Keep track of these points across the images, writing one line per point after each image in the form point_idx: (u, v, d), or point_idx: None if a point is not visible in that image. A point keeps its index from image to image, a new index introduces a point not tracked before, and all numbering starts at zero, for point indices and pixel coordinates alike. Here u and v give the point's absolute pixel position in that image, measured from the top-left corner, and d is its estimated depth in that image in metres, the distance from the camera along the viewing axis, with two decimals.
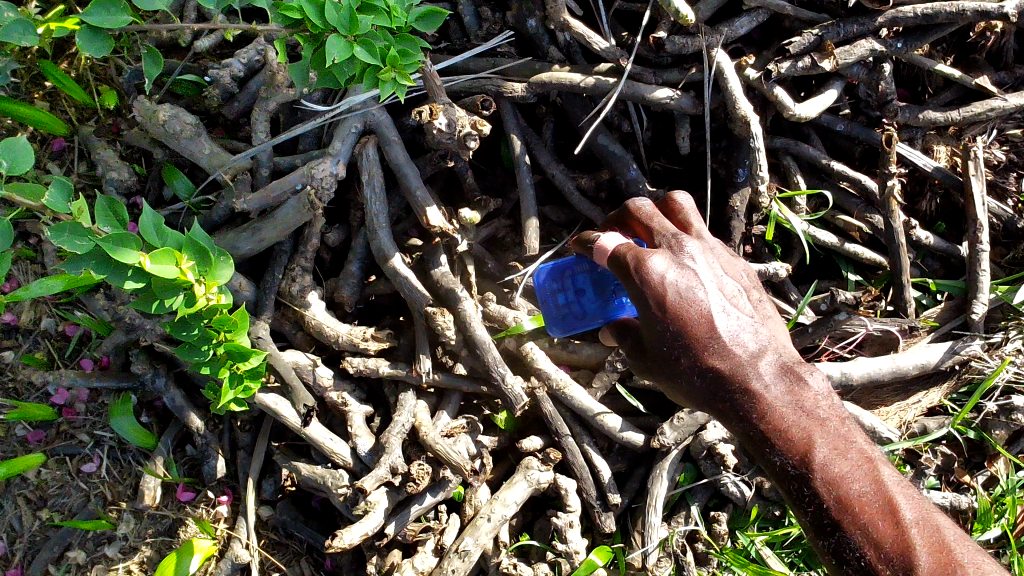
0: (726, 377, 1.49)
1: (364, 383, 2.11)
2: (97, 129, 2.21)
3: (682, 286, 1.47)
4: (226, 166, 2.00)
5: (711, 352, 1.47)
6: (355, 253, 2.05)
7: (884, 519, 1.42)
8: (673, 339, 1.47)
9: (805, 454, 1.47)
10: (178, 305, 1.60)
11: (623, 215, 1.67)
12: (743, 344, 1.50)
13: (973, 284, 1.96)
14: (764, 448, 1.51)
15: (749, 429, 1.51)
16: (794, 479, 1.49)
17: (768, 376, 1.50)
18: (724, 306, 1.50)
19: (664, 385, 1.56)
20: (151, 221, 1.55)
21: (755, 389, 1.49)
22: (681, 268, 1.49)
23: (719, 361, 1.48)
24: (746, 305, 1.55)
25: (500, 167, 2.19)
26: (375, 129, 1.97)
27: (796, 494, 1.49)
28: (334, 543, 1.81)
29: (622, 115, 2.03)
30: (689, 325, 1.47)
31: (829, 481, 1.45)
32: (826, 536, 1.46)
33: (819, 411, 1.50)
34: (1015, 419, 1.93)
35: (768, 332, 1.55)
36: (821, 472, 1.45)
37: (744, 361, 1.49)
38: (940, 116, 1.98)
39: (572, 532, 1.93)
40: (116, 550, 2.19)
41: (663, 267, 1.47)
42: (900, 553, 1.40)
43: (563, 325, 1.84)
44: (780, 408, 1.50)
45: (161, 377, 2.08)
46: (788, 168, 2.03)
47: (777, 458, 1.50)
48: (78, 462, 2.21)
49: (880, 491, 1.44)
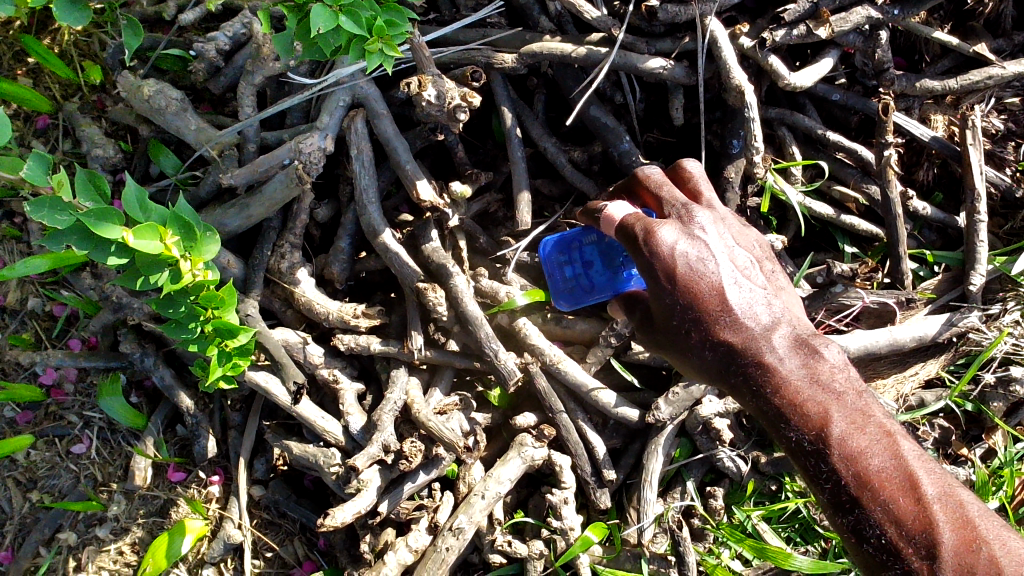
0: (738, 350, 1.47)
1: (356, 360, 2.08)
2: (81, 106, 2.17)
3: (693, 257, 1.46)
4: (212, 141, 1.96)
5: (723, 325, 1.45)
6: (345, 229, 2.02)
7: (905, 495, 1.39)
8: (684, 313, 1.46)
9: (821, 429, 1.43)
10: (164, 282, 1.57)
11: (631, 183, 1.67)
12: (755, 317, 1.47)
13: (971, 255, 1.94)
14: (779, 424, 1.48)
15: (763, 405, 1.48)
16: (811, 455, 1.45)
17: (782, 350, 1.47)
18: (736, 279, 1.48)
19: (675, 361, 1.54)
20: (136, 196, 1.53)
21: (769, 362, 1.46)
22: (692, 239, 1.47)
23: (730, 334, 1.46)
24: (758, 276, 1.52)
25: (492, 140, 2.15)
26: (364, 103, 1.93)
27: (812, 471, 1.45)
28: (326, 521, 1.81)
29: (615, 86, 2.00)
30: (700, 298, 1.45)
31: (847, 456, 1.42)
32: (844, 514, 1.43)
33: (834, 384, 1.46)
34: (1013, 390, 1.89)
35: (780, 304, 1.51)
36: (838, 448, 1.42)
37: (756, 334, 1.47)
38: (937, 85, 1.95)
39: (566, 508, 1.92)
40: (107, 532, 2.16)
41: (673, 238, 1.46)
42: (922, 529, 1.37)
43: (570, 298, 1.92)
44: (794, 381, 1.46)
45: (150, 356, 2.05)
46: (783, 139, 1.99)
47: (792, 433, 1.47)
48: (67, 443, 2.18)
49: (901, 466, 1.40)
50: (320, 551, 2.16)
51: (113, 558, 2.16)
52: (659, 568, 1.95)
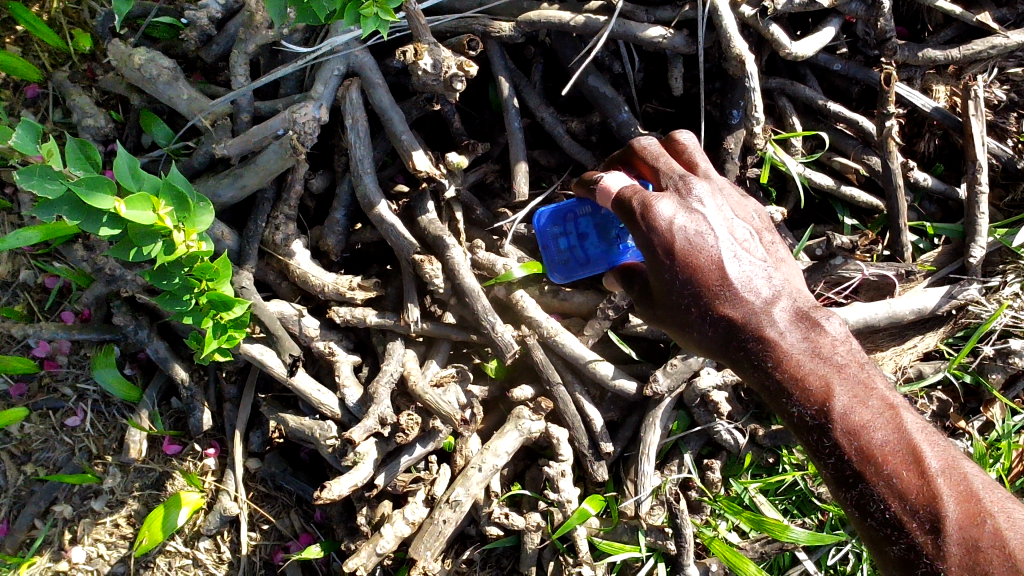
0: (738, 325, 1.46)
1: (352, 333, 2.07)
2: (71, 75, 2.13)
3: (691, 231, 1.45)
4: (205, 111, 1.94)
5: (723, 299, 1.44)
6: (341, 200, 2.00)
7: (908, 469, 1.38)
8: (681, 288, 1.45)
9: (823, 403, 1.43)
10: (157, 253, 1.56)
11: (628, 155, 1.65)
12: (756, 291, 1.46)
13: (971, 227, 1.93)
14: (781, 399, 1.47)
15: (765, 379, 1.48)
16: (814, 429, 1.45)
17: (783, 323, 1.46)
18: (735, 252, 1.47)
19: (676, 336, 1.54)
20: (127, 164, 1.50)
21: (770, 337, 1.45)
22: (690, 213, 1.47)
23: (731, 310, 1.45)
24: (758, 249, 1.51)
25: (489, 110, 2.13)
26: (358, 72, 1.90)
27: (815, 445, 1.46)
28: (323, 494, 1.78)
29: (613, 55, 1.97)
30: (700, 272, 1.44)
31: (849, 430, 1.41)
32: (848, 488, 1.43)
33: (836, 357, 1.45)
34: (1012, 362, 1.89)
35: (781, 277, 1.50)
36: (841, 422, 1.42)
37: (757, 308, 1.46)
38: (940, 55, 1.92)
39: (564, 480, 1.90)
40: (102, 504, 2.15)
41: (671, 212, 1.46)
42: (926, 503, 1.36)
43: (564, 270, 1.92)
44: (796, 355, 1.45)
45: (144, 329, 2.03)
46: (784, 109, 1.97)
47: (795, 408, 1.46)
48: (62, 416, 2.17)
49: (904, 439, 1.39)
50: (316, 524, 2.15)
51: (109, 530, 2.15)
52: (656, 539, 1.92)
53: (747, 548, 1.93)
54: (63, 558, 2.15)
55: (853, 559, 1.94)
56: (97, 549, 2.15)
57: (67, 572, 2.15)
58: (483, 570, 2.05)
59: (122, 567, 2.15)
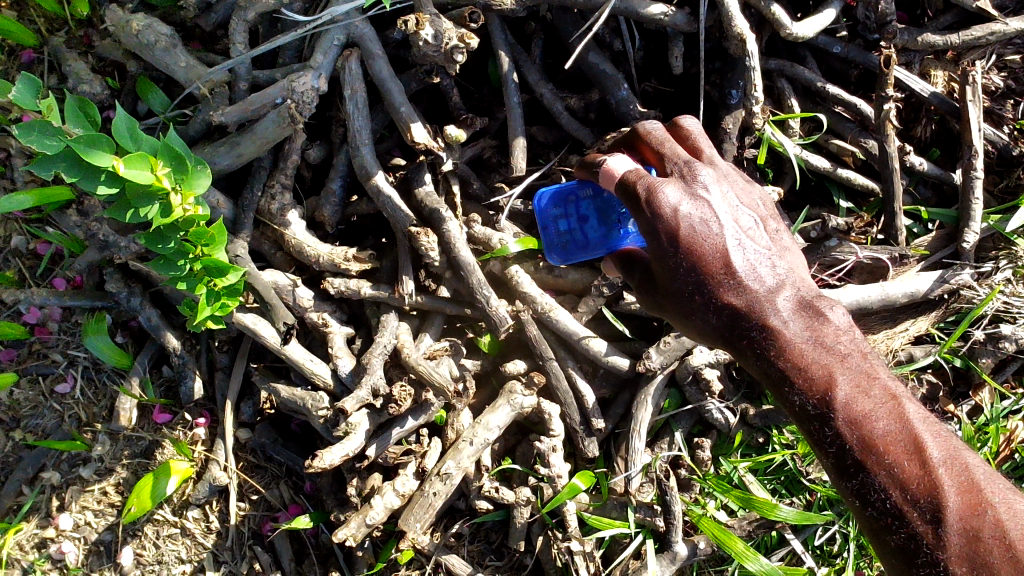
0: (742, 313, 1.46)
1: (346, 305, 2.06)
2: (68, 40, 2.11)
3: (696, 219, 1.45)
4: (202, 79, 1.92)
5: (726, 287, 1.45)
6: (337, 170, 2.00)
7: (909, 458, 1.40)
8: (683, 275, 1.46)
9: (826, 393, 1.44)
10: (154, 215, 1.55)
11: (633, 139, 1.66)
12: (759, 279, 1.46)
13: (966, 213, 1.93)
14: (783, 387, 1.49)
15: (767, 368, 1.49)
16: (815, 419, 1.47)
17: (786, 312, 1.47)
18: (740, 240, 1.47)
19: (677, 322, 1.54)
20: (125, 125, 1.50)
21: (774, 326, 1.46)
22: (695, 200, 1.46)
23: (734, 298, 1.45)
24: (762, 237, 1.51)
25: (488, 85, 2.11)
26: (359, 43, 1.90)
27: (817, 435, 1.47)
28: (314, 463, 1.79)
29: (614, 32, 1.97)
30: (704, 261, 1.44)
31: (852, 420, 1.43)
32: (849, 477, 1.45)
33: (839, 346, 1.46)
34: (1002, 347, 1.90)
35: (785, 265, 1.50)
36: (843, 412, 1.43)
37: (760, 296, 1.46)
38: (940, 40, 1.93)
39: (555, 456, 1.92)
40: (91, 472, 2.15)
41: (676, 198, 1.45)
42: (927, 493, 1.38)
43: (563, 252, 1.91)
44: (799, 344, 1.46)
45: (136, 297, 2.03)
46: (783, 91, 1.97)
47: (796, 397, 1.48)
48: (51, 382, 2.17)
49: (905, 429, 1.41)
50: (306, 495, 2.14)
51: (97, 498, 2.14)
52: (645, 516, 1.93)
53: (735, 526, 1.94)
54: (50, 524, 2.15)
55: (840, 540, 1.95)
56: (85, 516, 2.14)
57: (54, 539, 2.14)
58: (472, 544, 2.05)
59: (109, 535, 2.15)
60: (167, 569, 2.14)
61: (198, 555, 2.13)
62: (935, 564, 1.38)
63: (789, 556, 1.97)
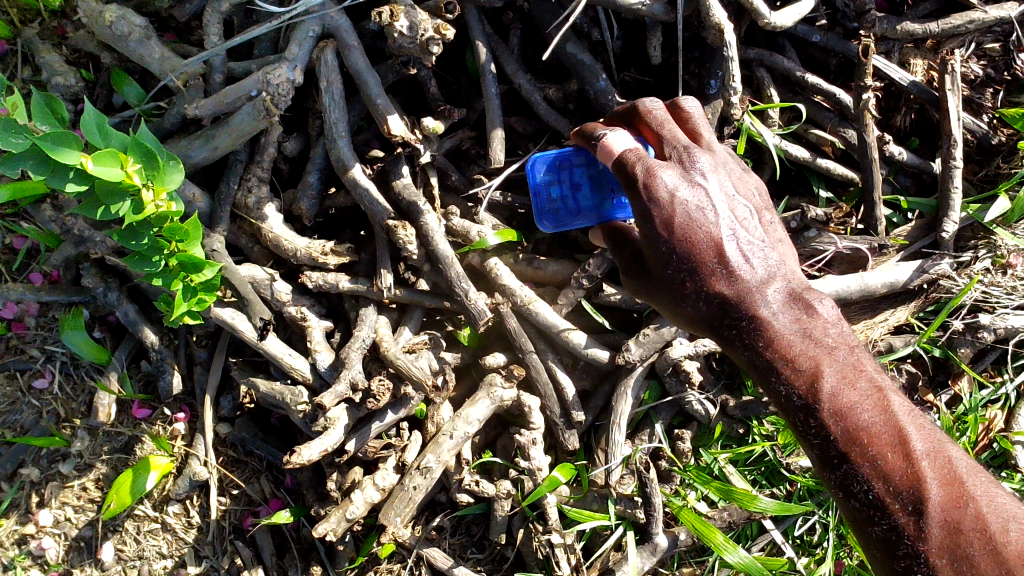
0: (732, 302, 1.46)
1: (324, 298, 2.05)
2: (40, 32, 2.08)
3: (692, 206, 1.44)
4: (178, 71, 1.91)
5: (718, 277, 1.45)
6: (314, 163, 1.98)
7: (893, 451, 1.40)
8: (676, 262, 1.45)
9: (812, 384, 1.45)
10: (125, 212, 1.54)
11: (632, 112, 1.61)
12: (752, 269, 1.46)
13: (945, 202, 1.92)
14: (769, 377, 1.48)
15: (754, 358, 1.48)
16: (801, 409, 1.47)
17: (776, 303, 1.47)
18: (734, 230, 1.47)
19: (665, 308, 1.53)
20: (93, 120, 1.48)
21: (763, 315, 1.46)
22: (692, 187, 1.45)
23: (725, 287, 1.45)
24: (756, 227, 1.51)
25: (466, 76, 2.08)
26: (335, 34, 1.86)
27: (801, 425, 1.47)
28: (292, 459, 1.78)
29: (592, 22, 1.94)
30: (698, 249, 1.44)
31: (837, 412, 1.43)
32: (832, 469, 1.45)
33: (827, 338, 1.46)
34: (982, 337, 1.92)
35: (776, 256, 1.50)
36: (828, 403, 1.43)
37: (751, 286, 1.46)
38: (918, 28, 1.93)
39: (535, 449, 1.91)
40: (70, 467, 2.14)
41: (673, 184, 1.44)
42: (909, 485, 1.38)
43: (553, 220, 1.86)
44: (787, 335, 1.46)
45: (113, 292, 2.01)
46: (761, 80, 1.96)
47: (783, 387, 1.47)
48: (29, 378, 2.15)
49: (890, 422, 1.42)
50: (286, 490, 2.13)
51: (77, 494, 2.14)
52: (626, 509, 1.93)
53: (716, 517, 1.94)
54: (30, 521, 2.13)
55: (820, 530, 1.96)
56: (65, 512, 2.13)
57: (34, 535, 2.13)
58: (453, 537, 2.05)
59: (90, 530, 2.14)
60: (147, 564, 2.14)
61: (179, 551, 2.13)
62: (915, 557, 1.38)
63: (769, 546, 1.97)
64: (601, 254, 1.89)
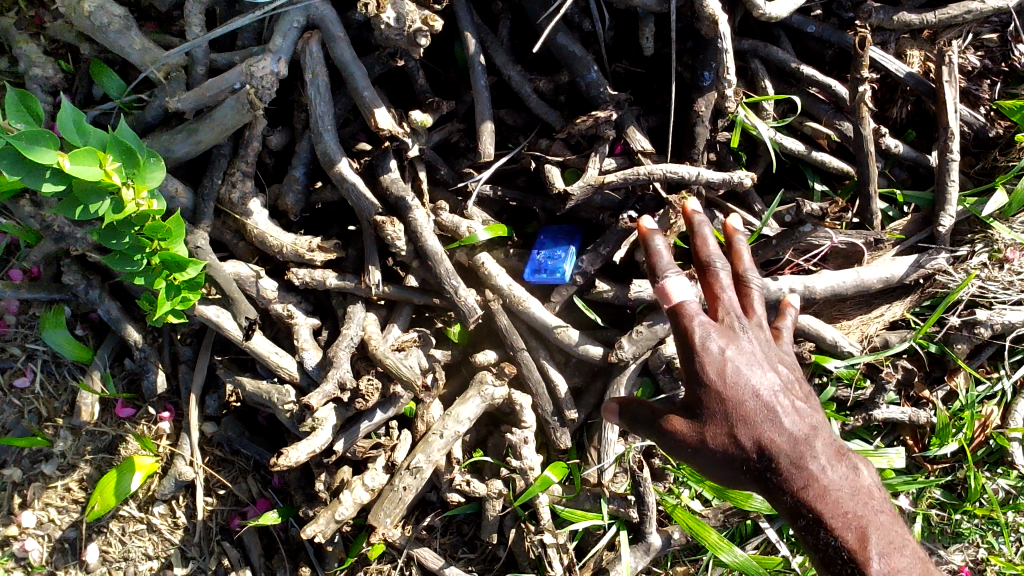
0: (785, 466, 1.42)
1: (311, 295, 2.01)
2: (17, 21, 2.02)
3: (742, 362, 1.43)
4: (158, 63, 1.86)
5: (769, 437, 1.42)
6: (300, 157, 1.93)
7: None
8: (717, 399, 1.42)
9: (859, 554, 1.38)
10: (105, 211, 1.50)
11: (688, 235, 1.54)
12: (799, 425, 1.44)
13: (942, 196, 1.90)
14: (809, 533, 1.43)
15: (779, 497, 1.43)
16: (842, 565, 1.40)
17: (823, 457, 1.44)
18: (782, 396, 1.45)
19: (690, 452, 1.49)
20: (71, 117, 1.45)
21: (812, 470, 1.42)
22: (745, 355, 1.44)
23: (775, 438, 1.42)
24: (804, 405, 1.49)
25: (455, 68, 2.03)
26: (319, 25, 1.81)
27: (825, 555, 1.42)
28: (280, 461, 1.75)
29: (584, 12, 1.90)
30: (745, 412, 1.42)
31: (886, 565, 1.38)
32: None
33: (872, 503, 1.43)
34: (978, 333, 1.87)
35: (812, 410, 1.50)
36: (878, 565, 1.37)
37: (800, 443, 1.43)
38: (915, 19, 1.89)
39: (527, 447, 1.88)
40: (53, 468, 2.10)
41: (722, 345, 1.43)
42: None
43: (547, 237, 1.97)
44: (837, 493, 1.42)
45: (95, 289, 1.96)
46: (756, 72, 1.92)
47: (825, 543, 1.41)
48: (10, 376, 2.11)
49: None
50: (274, 489, 2.09)
51: (61, 494, 2.10)
52: (619, 508, 1.93)
53: (710, 516, 1.93)
54: (12, 522, 2.10)
55: None
56: (49, 513, 2.10)
57: (16, 537, 2.10)
58: (443, 537, 2.03)
59: (74, 532, 2.11)
60: (133, 565, 2.11)
61: (165, 552, 2.10)
62: None
63: (764, 545, 1.96)
64: (594, 251, 1.89)
